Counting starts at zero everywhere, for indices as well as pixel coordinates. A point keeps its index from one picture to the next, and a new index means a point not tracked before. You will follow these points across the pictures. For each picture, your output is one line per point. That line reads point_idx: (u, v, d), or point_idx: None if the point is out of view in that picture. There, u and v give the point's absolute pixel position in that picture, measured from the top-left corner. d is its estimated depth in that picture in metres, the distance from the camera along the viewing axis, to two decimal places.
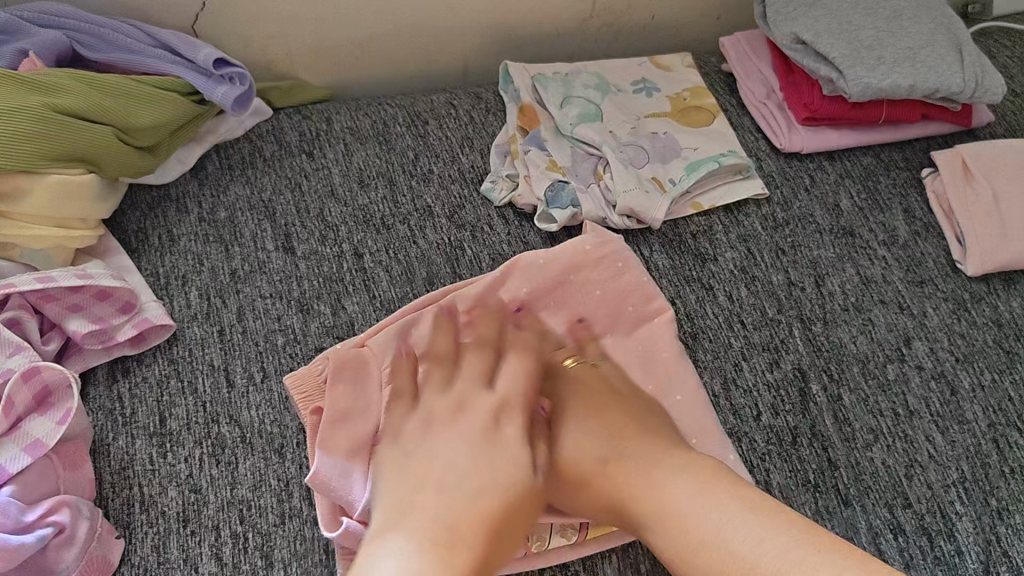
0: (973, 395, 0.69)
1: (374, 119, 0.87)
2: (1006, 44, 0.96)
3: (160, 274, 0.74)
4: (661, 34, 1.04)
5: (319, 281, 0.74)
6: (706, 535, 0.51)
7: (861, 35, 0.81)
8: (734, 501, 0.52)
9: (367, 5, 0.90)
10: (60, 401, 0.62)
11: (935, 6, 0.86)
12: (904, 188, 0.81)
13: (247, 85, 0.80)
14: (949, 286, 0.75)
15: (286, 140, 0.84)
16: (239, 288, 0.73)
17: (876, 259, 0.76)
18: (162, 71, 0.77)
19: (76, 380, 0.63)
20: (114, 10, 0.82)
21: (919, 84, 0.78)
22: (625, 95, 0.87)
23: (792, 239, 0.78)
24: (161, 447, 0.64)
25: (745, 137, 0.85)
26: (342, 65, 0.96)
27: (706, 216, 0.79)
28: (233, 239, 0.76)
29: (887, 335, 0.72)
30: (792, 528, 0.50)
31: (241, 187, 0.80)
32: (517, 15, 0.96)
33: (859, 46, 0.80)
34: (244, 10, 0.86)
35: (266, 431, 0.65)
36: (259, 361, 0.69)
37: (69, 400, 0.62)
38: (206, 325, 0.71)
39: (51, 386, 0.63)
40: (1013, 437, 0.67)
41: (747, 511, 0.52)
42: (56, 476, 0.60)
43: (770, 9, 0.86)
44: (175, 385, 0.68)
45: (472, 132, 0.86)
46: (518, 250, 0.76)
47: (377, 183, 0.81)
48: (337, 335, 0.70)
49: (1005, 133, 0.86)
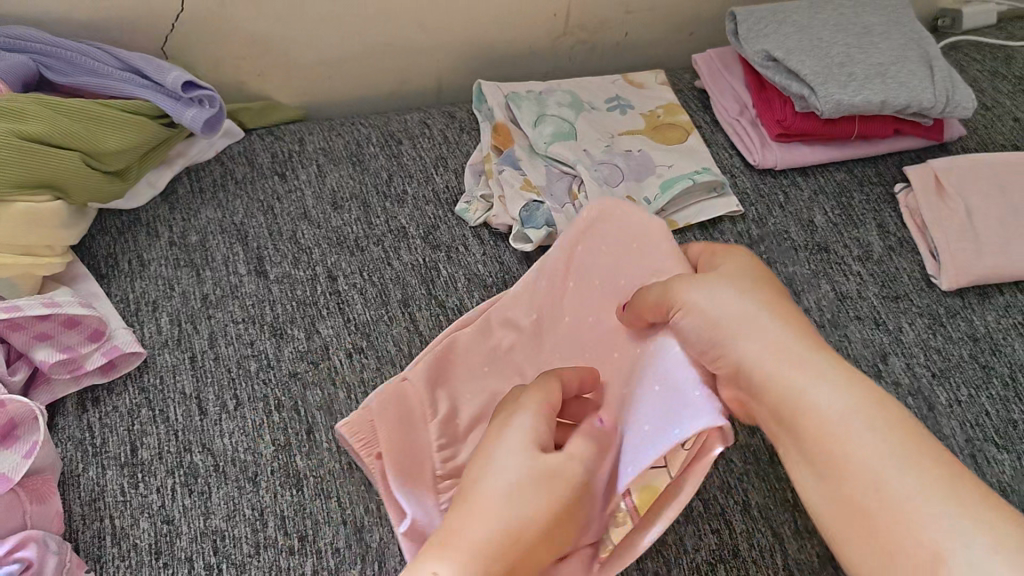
0: (950, 410, 0.69)
1: (347, 140, 0.86)
2: (976, 58, 0.97)
3: (130, 300, 0.73)
4: (635, 51, 1.04)
5: (292, 305, 0.73)
6: (857, 475, 0.42)
7: (832, 52, 0.81)
8: (884, 433, 0.43)
9: (339, 24, 0.89)
10: (25, 435, 0.61)
11: (904, 22, 0.87)
12: (878, 204, 0.81)
13: (217, 107, 0.78)
14: (924, 301, 0.75)
15: (258, 162, 0.83)
16: (210, 314, 0.72)
17: (851, 275, 0.76)
18: (129, 94, 0.76)
19: (42, 413, 0.62)
20: (81, 33, 0.81)
21: (890, 100, 0.78)
22: (599, 113, 0.87)
23: (767, 255, 0.78)
24: (133, 478, 0.63)
25: (719, 154, 0.85)
26: (315, 85, 0.95)
27: (682, 234, 0.79)
28: (205, 263, 0.75)
29: (863, 351, 0.72)
30: (934, 464, 0.42)
31: (212, 210, 0.79)
32: (490, 34, 0.96)
33: (830, 63, 0.80)
34: (215, 32, 0.85)
35: (239, 459, 0.64)
36: (231, 388, 0.68)
37: (35, 433, 0.61)
38: (177, 351, 0.70)
39: (16, 419, 0.62)
40: (991, 452, 0.67)
41: (892, 439, 0.43)
42: (23, 511, 0.59)
43: (742, 25, 0.86)
44: (147, 414, 0.66)
45: (447, 152, 0.85)
46: (494, 271, 0.76)
47: (351, 205, 0.80)
48: (312, 359, 0.70)
49: (977, 146, 0.86)
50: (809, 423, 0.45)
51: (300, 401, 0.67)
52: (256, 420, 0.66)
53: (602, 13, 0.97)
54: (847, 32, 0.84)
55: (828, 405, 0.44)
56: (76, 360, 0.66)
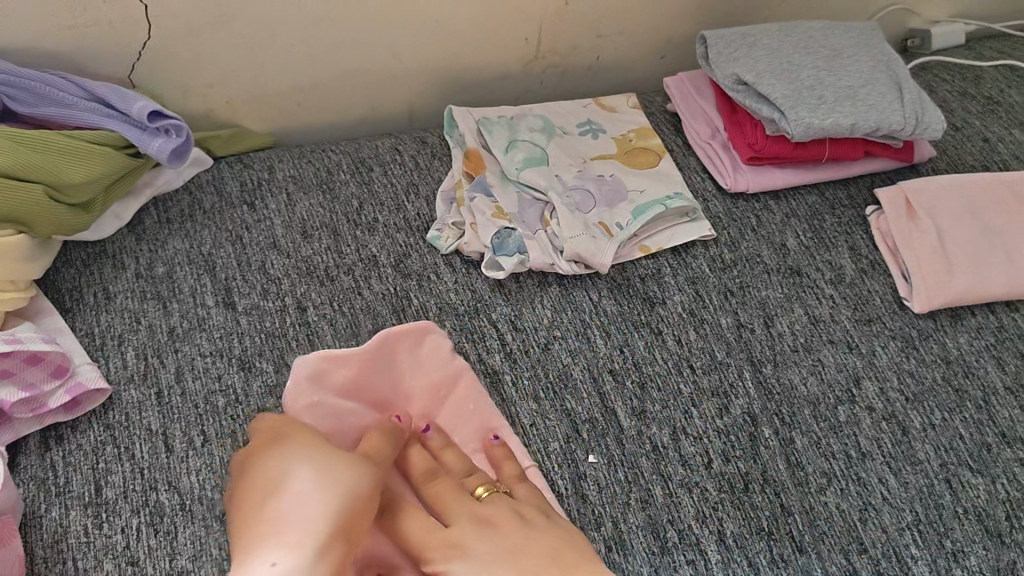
0: (924, 434, 0.68)
1: (317, 167, 0.86)
2: (946, 77, 0.97)
3: (95, 334, 0.71)
4: (607, 74, 1.04)
5: (261, 337, 0.72)
6: None
7: (802, 75, 0.81)
8: None
9: (307, 50, 0.89)
10: None
11: (873, 45, 0.87)
12: (850, 227, 0.81)
13: (184, 136, 0.77)
14: (896, 324, 0.75)
15: (226, 191, 0.83)
16: (177, 347, 0.71)
17: (823, 298, 0.76)
18: (95, 124, 0.75)
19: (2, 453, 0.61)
20: (46, 62, 0.80)
21: (860, 124, 0.78)
22: (571, 137, 0.87)
23: (740, 279, 0.77)
24: (97, 518, 0.62)
25: (691, 177, 0.85)
26: (285, 112, 0.94)
27: (654, 259, 0.79)
28: (172, 295, 0.74)
29: (837, 375, 0.72)
30: None
31: (180, 241, 0.78)
32: (462, 59, 0.96)
33: (800, 86, 0.80)
34: (183, 59, 0.85)
35: (206, 496, 0.63)
36: (199, 424, 0.67)
37: None
38: (143, 387, 0.69)
39: None
40: (965, 476, 0.66)
41: None
42: None
43: (712, 49, 0.86)
44: (111, 452, 0.65)
45: (418, 179, 0.85)
46: (465, 299, 0.75)
47: (320, 234, 0.79)
48: (280, 394, 0.69)
49: (947, 167, 0.86)
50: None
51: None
52: (223, 456, 0.65)
53: (573, 37, 0.97)
54: (815, 55, 0.84)
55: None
56: (39, 399, 0.65)
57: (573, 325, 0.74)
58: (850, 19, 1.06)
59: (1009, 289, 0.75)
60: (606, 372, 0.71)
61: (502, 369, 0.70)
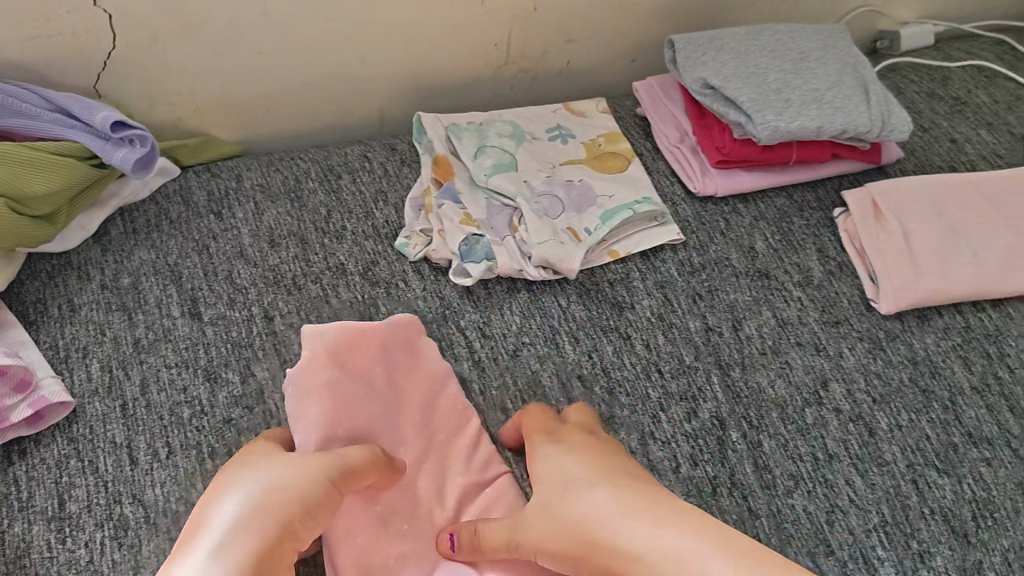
0: (891, 435, 0.69)
1: (286, 175, 0.85)
2: (914, 78, 0.98)
3: (60, 346, 0.71)
4: (577, 79, 1.04)
5: (227, 347, 0.71)
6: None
7: (769, 79, 0.82)
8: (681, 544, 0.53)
9: (276, 57, 0.88)
10: None
11: (839, 47, 0.87)
12: (818, 229, 0.82)
13: (149, 145, 0.77)
14: (864, 325, 0.75)
15: (193, 201, 0.82)
16: (142, 359, 0.70)
17: (791, 301, 0.76)
18: (58, 135, 0.74)
19: None
20: (9, 73, 0.80)
21: (826, 126, 0.79)
22: (540, 143, 0.87)
23: (709, 283, 0.78)
24: (60, 532, 0.61)
25: (660, 182, 0.85)
26: (255, 120, 0.94)
27: (623, 264, 0.79)
28: (137, 305, 0.74)
29: (804, 378, 0.72)
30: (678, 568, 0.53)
31: (146, 251, 0.78)
32: (431, 65, 0.95)
33: (767, 89, 0.80)
34: (150, 68, 0.84)
35: (170, 509, 0.63)
36: (164, 435, 0.66)
37: None
38: (108, 399, 0.68)
39: None
40: (932, 476, 0.66)
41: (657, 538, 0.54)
42: None
43: (680, 53, 0.86)
44: (75, 465, 0.64)
45: (387, 186, 0.84)
46: (434, 306, 0.75)
47: (288, 243, 0.79)
48: (246, 404, 0.68)
49: (915, 169, 0.86)
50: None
51: (234, 448, 0.66)
52: (188, 467, 0.65)
53: (543, 42, 0.97)
54: (782, 58, 0.84)
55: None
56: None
57: (541, 331, 0.74)
58: (819, 21, 1.06)
59: (975, 288, 0.75)
60: (574, 377, 0.71)
61: (469, 376, 0.70)
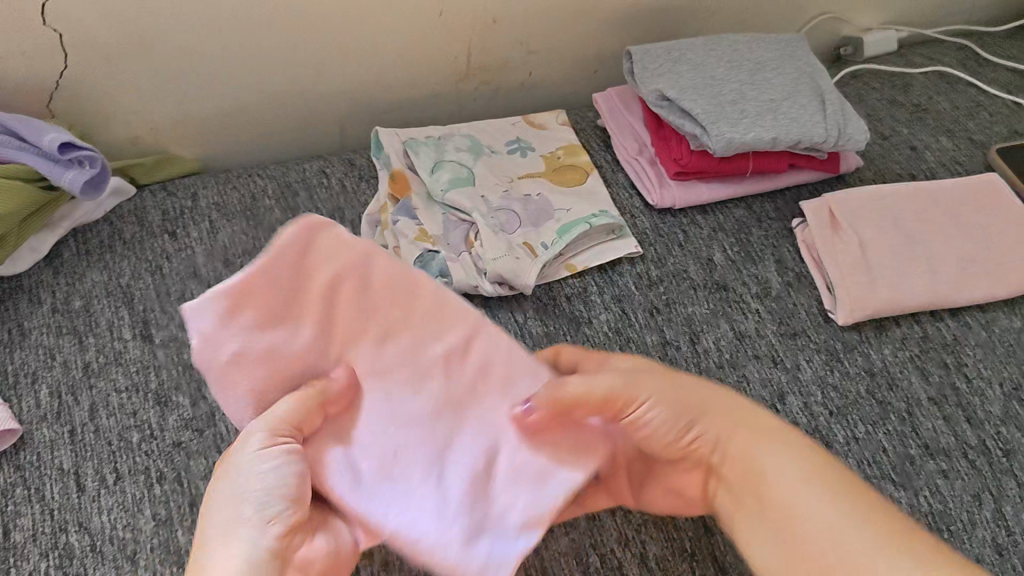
0: (848, 448, 0.68)
1: (242, 193, 0.85)
2: (875, 86, 0.98)
3: (8, 372, 0.70)
4: (540, 90, 1.04)
5: (178, 369, 0.71)
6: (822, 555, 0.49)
7: (725, 90, 0.81)
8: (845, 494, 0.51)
9: (233, 73, 0.88)
10: None
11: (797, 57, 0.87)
12: (777, 240, 0.81)
13: (98, 167, 0.76)
14: (821, 337, 0.75)
15: (148, 220, 0.81)
16: (92, 383, 0.70)
17: (749, 313, 0.76)
18: (6, 157, 0.73)
19: None
20: None
21: (782, 137, 0.78)
22: (499, 156, 0.86)
23: (667, 296, 0.77)
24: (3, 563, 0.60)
25: (619, 194, 0.85)
26: (214, 136, 0.93)
27: (581, 277, 0.78)
28: (88, 329, 0.73)
29: (761, 391, 0.71)
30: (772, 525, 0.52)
31: (98, 273, 0.77)
32: (392, 78, 0.95)
33: (722, 100, 0.80)
34: (102, 87, 0.83)
35: (117, 536, 0.62)
36: (112, 461, 0.66)
37: None
38: (56, 425, 0.67)
39: None
40: (889, 489, 0.65)
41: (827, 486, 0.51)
42: None
43: (637, 64, 0.85)
44: (21, 493, 0.63)
45: (344, 202, 0.84)
46: None
47: (242, 262, 0.78)
48: (196, 428, 0.67)
49: (874, 177, 0.86)
50: (769, 510, 0.52)
51: (183, 472, 0.65)
52: (137, 493, 0.64)
53: (504, 54, 0.97)
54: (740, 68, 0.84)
55: (817, 522, 0.50)
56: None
57: None
58: (781, 30, 1.06)
59: (929, 296, 0.75)
60: None
61: None
